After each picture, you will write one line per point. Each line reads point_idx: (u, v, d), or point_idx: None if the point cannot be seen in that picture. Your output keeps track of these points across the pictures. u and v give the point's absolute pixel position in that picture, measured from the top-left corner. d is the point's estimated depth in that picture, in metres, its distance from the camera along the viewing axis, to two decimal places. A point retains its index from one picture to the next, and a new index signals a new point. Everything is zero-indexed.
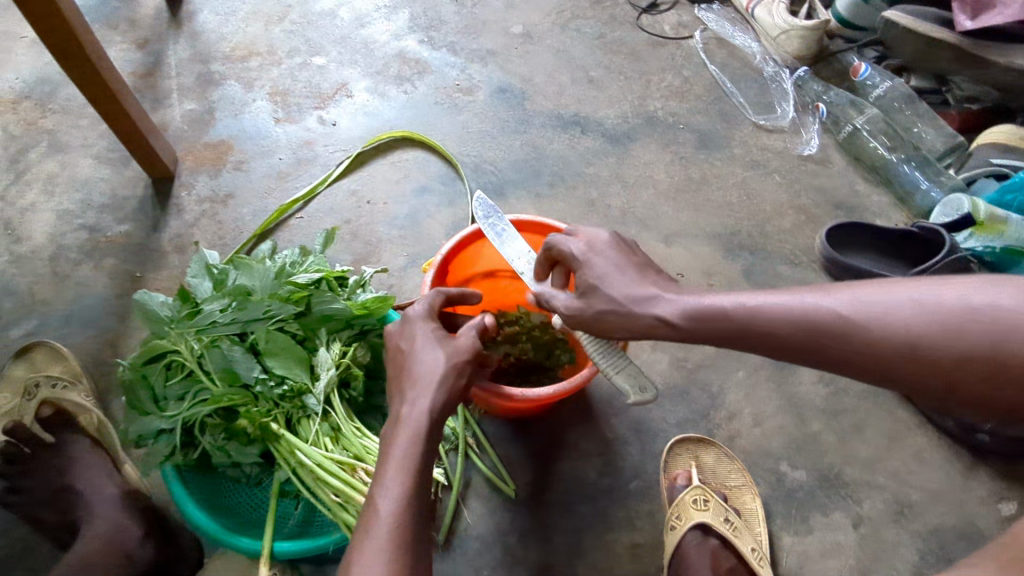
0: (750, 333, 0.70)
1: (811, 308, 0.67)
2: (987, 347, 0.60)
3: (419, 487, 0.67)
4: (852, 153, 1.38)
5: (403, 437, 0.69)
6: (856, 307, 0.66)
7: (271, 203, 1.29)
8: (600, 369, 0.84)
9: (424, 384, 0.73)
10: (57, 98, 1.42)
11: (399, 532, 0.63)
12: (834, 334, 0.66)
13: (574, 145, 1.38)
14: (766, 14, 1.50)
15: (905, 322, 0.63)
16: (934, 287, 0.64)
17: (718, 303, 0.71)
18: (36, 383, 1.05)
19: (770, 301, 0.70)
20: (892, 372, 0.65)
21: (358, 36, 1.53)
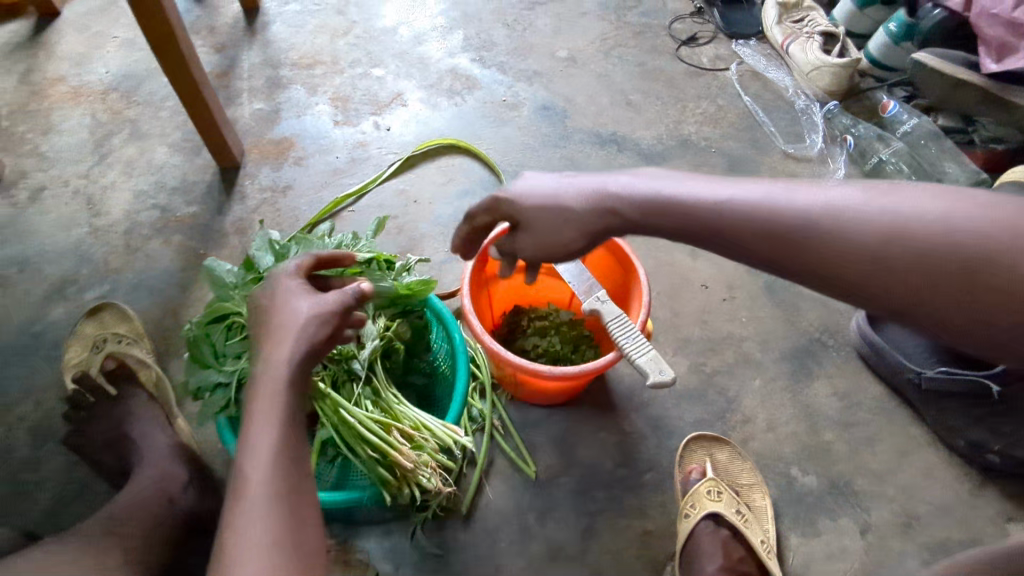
0: (700, 225, 0.62)
1: (779, 202, 0.58)
2: (959, 269, 0.50)
3: (288, 436, 0.65)
4: (877, 185, 1.44)
5: (268, 389, 0.66)
6: (829, 206, 0.56)
7: (325, 196, 1.40)
8: (623, 351, 0.91)
9: (288, 339, 0.69)
10: (141, 92, 1.56)
11: (273, 486, 0.61)
12: (797, 231, 0.57)
13: (610, 161, 1.47)
14: (800, 51, 1.58)
15: (881, 228, 0.53)
16: (928, 195, 0.53)
17: (673, 193, 0.64)
18: (104, 339, 1.15)
19: (735, 191, 0.61)
20: (850, 283, 0.55)
21: (415, 52, 1.65)
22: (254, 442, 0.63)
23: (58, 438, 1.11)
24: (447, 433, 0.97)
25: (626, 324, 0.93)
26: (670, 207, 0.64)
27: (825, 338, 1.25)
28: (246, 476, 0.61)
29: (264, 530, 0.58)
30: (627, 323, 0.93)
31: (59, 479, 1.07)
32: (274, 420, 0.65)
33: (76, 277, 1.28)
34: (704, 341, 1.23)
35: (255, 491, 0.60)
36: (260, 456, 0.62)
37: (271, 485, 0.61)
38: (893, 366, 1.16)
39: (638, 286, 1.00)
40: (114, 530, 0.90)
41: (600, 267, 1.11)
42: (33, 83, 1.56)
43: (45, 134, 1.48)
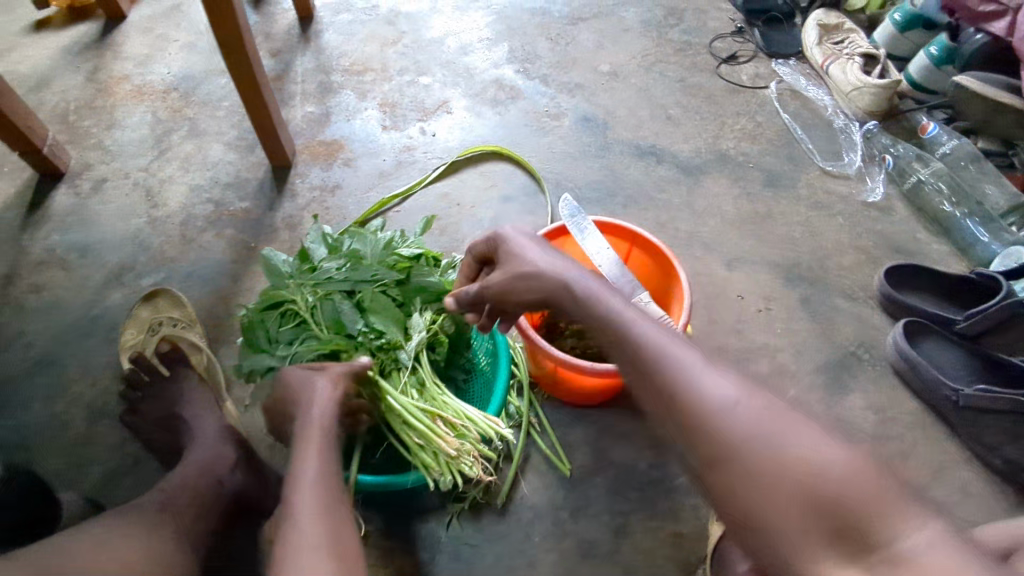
0: (605, 325, 0.70)
1: (669, 340, 0.64)
2: (749, 443, 0.53)
3: (325, 467, 0.73)
4: (915, 204, 1.45)
5: (304, 436, 0.77)
6: (695, 360, 0.61)
7: (372, 196, 1.44)
8: None
9: (312, 402, 0.81)
10: (199, 92, 1.63)
11: (314, 502, 0.68)
12: (667, 359, 0.62)
13: (649, 172, 1.50)
14: (839, 71, 1.61)
15: (714, 388, 0.58)
16: (764, 399, 0.56)
17: (603, 300, 0.71)
18: (159, 323, 1.21)
19: (643, 323, 0.67)
20: (668, 423, 0.60)
21: (461, 62, 1.71)
22: (298, 477, 0.71)
23: (113, 416, 1.15)
24: (489, 425, 1.00)
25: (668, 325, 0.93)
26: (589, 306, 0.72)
27: (861, 352, 1.26)
28: (290, 501, 0.68)
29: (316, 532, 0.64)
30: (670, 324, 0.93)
31: (113, 454, 1.12)
32: (314, 459, 0.74)
33: (134, 264, 1.34)
34: (740, 350, 1.25)
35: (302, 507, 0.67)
36: (304, 483, 0.70)
37: (316, 501, 0.68)
38: (931, 383, 1.16)
39: (680, 290, 1.03)
40: (167, 505, 0.91)
41: (642, 272, 1.14)
42: (99, 81, 1.64)
43: (109, 129, 1.55)
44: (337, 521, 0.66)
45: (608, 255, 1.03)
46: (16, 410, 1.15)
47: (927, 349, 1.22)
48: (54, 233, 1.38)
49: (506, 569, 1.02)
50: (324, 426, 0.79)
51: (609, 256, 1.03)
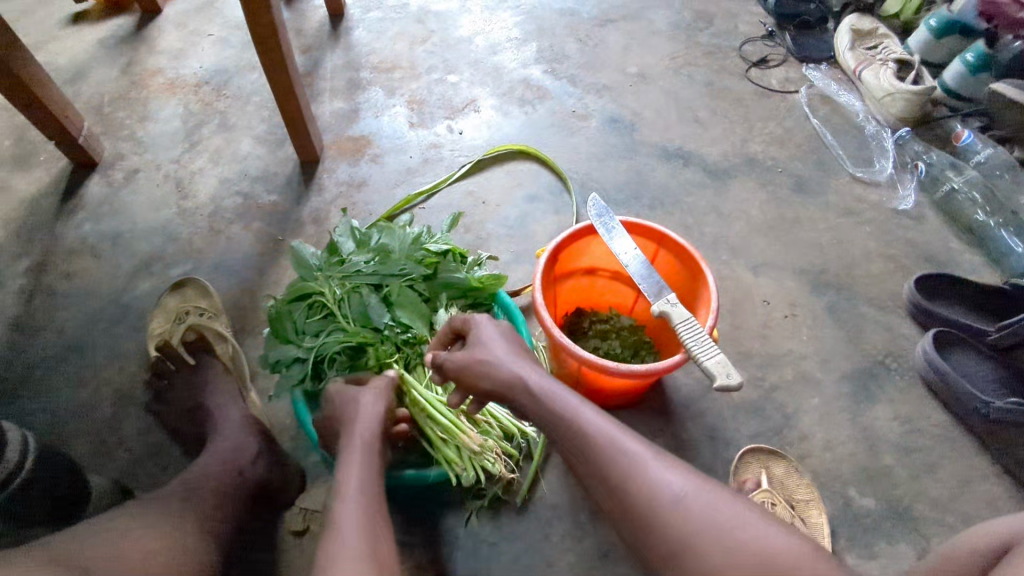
0: (566, 436, 0.73)
1: (620, 443, 0.68)
2: (698, 538, 0.60)
3: (368, 481, 0.78)
4: (947, 213, 1.43)
5: (351, 448, 0.82)
6: (648, 463, 0.66)
7: (398, 193, 1.45)
8: (692, 354, 0.91)
9: (357, 418, 0.86)
10: (230, 86, 1.65)
11: (358, 513, 0.72)
12: (623, 466, 0.66)
13: (676, 175, 1.49)
14: (872, 77, 1.59)
15: (674, 493, 0.63)
16: (705, 485, 0.64)
17: (562, 397, 0.75)
18: (186, 312, 1.22)
19: (597, 421, 0.71)
20: (640, 539, 0.64)
21: (489, 62, 1.71)
22: (344, 488, 0.76)
23: (140, 403, 1.17)
24: (512, 424, 1.06)
25: (695, 327, 0.93)
26: (552, 415, 0.75)
27: (889, 361, 1.24)
28: (336, 508, 0.73)
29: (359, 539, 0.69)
30: (696, 326, 0.93)
31: (139, 440, 1.13)
32: (358, 471, 0.79)
33: (164, 254, 1.36)
34: (764, 356, 1.23)
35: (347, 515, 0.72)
36: (349, 494, 0.75)
37: (360, 512, 0.73)
38: (960, 395, 1.14)
39: (706, 292, 1.02)
40: (189, 497, 0.93)
41: (668, 274, 1.13)
42: (134, 73, 1.67)
43: (142, 121, 1.58)
44: (377, 532, 0.71)
45: (635, 256, 1.04)
46: (46, 394, 1.18)
47: (957, 360, 1.19)
48: (87, 222, 1.41)
49: (524, 567, 1.02)
50: (369, 438, 0.84)
51: (636, 256, 1.04)
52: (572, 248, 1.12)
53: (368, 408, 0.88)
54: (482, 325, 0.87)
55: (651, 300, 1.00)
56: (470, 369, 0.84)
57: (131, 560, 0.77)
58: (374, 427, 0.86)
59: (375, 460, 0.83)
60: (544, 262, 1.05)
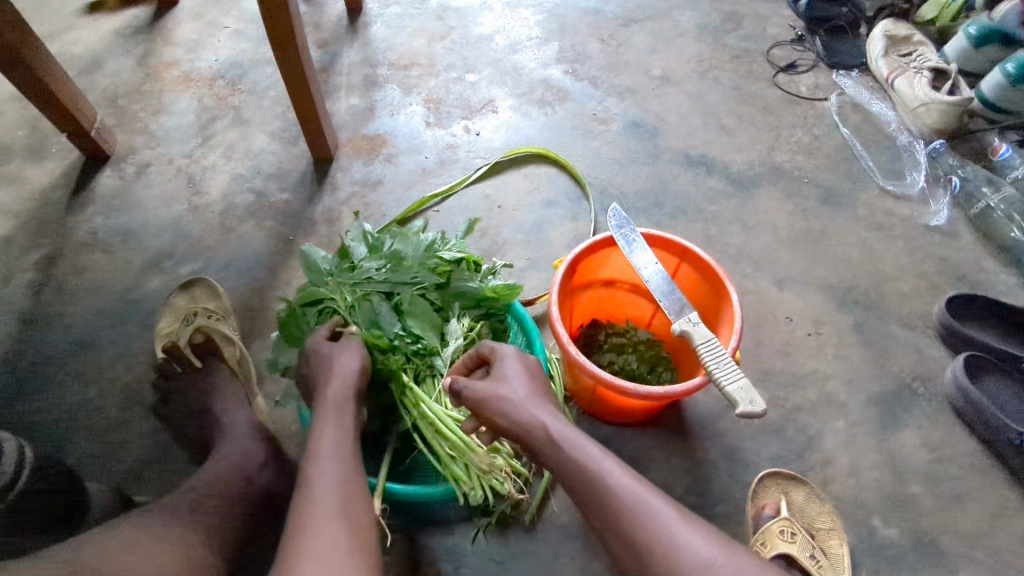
0: (586, 489, 0.73)
1: (646, 505, 0.69)
2: None
3: (345, 447, 0.76)
4: (981, 229, 1.37)
5: (324, 409, 0.80)
6: (675, 530, 0.67)
7: (412, 195, 1.41)
8: (712, 377, 0.87)
9: (330, 380, 0.83)
10: (245, 81, 1.62)
11: (332, 479, 0.71)
12: (651, 530, 0.67)
13: (699, 183, 1.44)
14: (906, 86, 1.53)
15: (701, 560, 0.64)
16: (732, 554, 0.65)
17: (585, 450, 0.75)
18: (194, 313, 1.19)
19: (622, 479, 0.71)
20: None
21: (508, 61, 1.67)
22: (317, 452, 0.74)
23: (145, 404, 1.15)
24: None
25: (716, 348, 0.89)
26: (571, 466, 0.74)
27: (917, 385, 1.19)
28: (307, 475, 0.72)
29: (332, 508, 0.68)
30: (718, 348, 0.89)
31: (143, 442, 1.11)
32: (333, 433, 0.77)
33: (174, 251, 1.34)
34: (786, 375, 1.19)
35: (319, 482, 0.70)
36: (322, 458, 0.73)
37: (336, 481, 0.71)
38: (992, 425, 1.09)
39: (730, 311, 0.98)
40: (196, 504, 0.89)
41: (690, 289, 1.09)
42: (149, 65, 1.65)
43: (155, 114, 1.55)
44: (352, 497, 0.70)
45: (656, 270, 1.00)
46: (51, 392, 1.16)
47: (989, 388, 1.15)
48: (97, 216, 1.39)
49: None
50: (344, 397, 0.82)
51: (657, 270, 1.00)
52: (589, 259, 1.07)
53: (343, 365, 0.85)
54: (507, 362, 0.85)
55: (671, 317, 0.97)
56: (488, 407, 0.82)
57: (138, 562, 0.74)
58: (349, 384, 0.83)
59: (350, 418, 0.81)
60: (564, 274, 1.01)
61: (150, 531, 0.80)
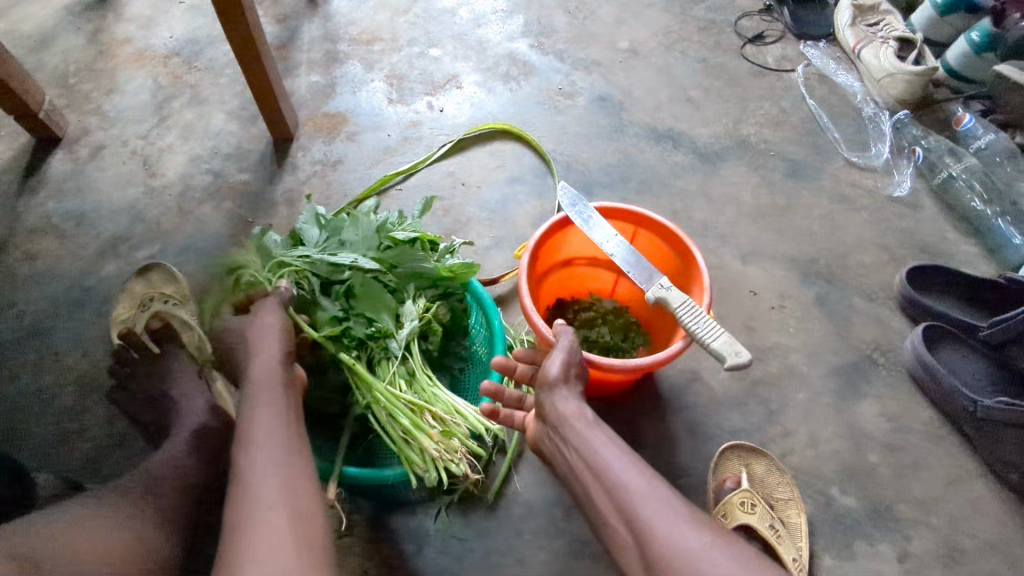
0: (591, 469, 0.74)
1: (642, 487, 0.69)
2: None
3: (278, 424, 0.73)
4: (944, 199, 1.37)
5: (256, 387, 0.77)
6: (665, 512, 0.67)
7: (375, 173, 1.39)
8: (695, 337, 0.87)
9: (260, 358, 0.81)
10: (202, 58, 1.58)
11: (270, 463, 0.68)
12: (644, 511, 0.67)
13: (665, 158, 1.43)
14: (872, 57, 1.52)
15: (692, 546, 0.63)
16: (718, 539, 0.65)
17: (595, 438, 0.76)
18: (151, 299, 1.14)
19: (625, 465, 0.72)
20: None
21: (473, 35, 1.64)
22: (250, 437, 0.72)
23: (102, 391, 1.13)
24: (480, 420, 0.99)
25: (695, 311, 0.88)
26: (583, 446, 0.76)
27: (877, 356, 1.20)
28: (241, 464, 0.69)
29: (272, 496, 0.65)
30: (697, 310, 0.89)
31: (102, 429, 1.10)
32: (265, 415, 0.74)
33: (130, 235, 1.31)
34: (749, 349, 1.19)
35: (256, 468, 0.68)
36: (256, 443, 0.70)
37: (269, 463, 0.68)
38: (950, 393, 1.11)
39: (696, 272, 0.98)
40: (151, 488, 0.87)
41: (651, 253, 1.09)
42: (101, 43, 1.60)
43: (108, 94, 1.51)
44: (294, 481, 0.68)
45: (617, 242, 0.99)
46: (5, 381, 1.14)
47: (948, 357, 1.16)
48: (50, 201, 1.35)
49: (495, 565, 1.00)
50: (272, 375, 0.79)
51: (619, 242, 0.99)
52: (550, 242, 1.06)
53: (268, 341, 0.83)
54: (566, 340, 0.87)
55: (641, 286, 0.96)
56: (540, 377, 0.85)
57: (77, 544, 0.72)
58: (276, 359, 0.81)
59: (284, 393, 0.78)
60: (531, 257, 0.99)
61: (89, 515, 0.77)
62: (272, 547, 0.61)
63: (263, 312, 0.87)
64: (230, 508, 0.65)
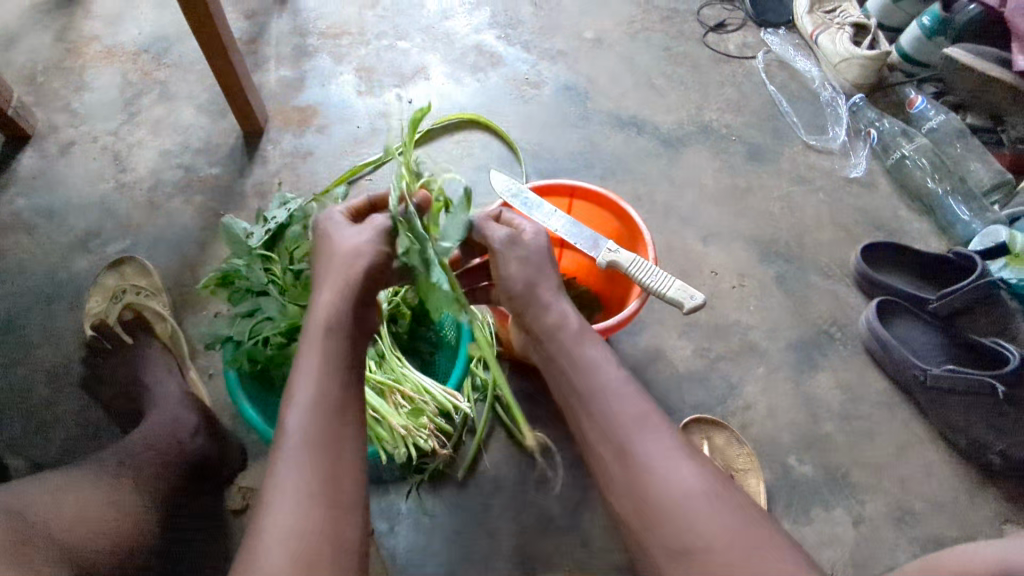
0: (586, 393, 0.70)
1: (641, 421, 0.66)
2: (711, 536, 0.59)
3: (327, 386, 0.66)
4: (898, 180, 1.42)
5: (309, 336, 0.70)
6: (666, 453, 0.64)
7: (345, 164, 1.41)
8: (649, 288, 0.93)
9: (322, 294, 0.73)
10: (170, 54, 1.59)
11: (309, 440, 0.63)
12: (642, 447, 0.65)
13: (629, 144, 1.46)
14: (829, 42, 1.56)
15: (688, 490, 0.62)
16: (718, 481, 0.63)
17: (591, 359, 0.72)
18: (123, 290, 1.17)
19: (625, 396, 0.68)
20: (635, 521, 0.64)
21: (441, 27, 1.66)
22: (297, 396, 0.66)
23: (75, 382, 1.15)
24: (447, 399, 1.03)
25: (646, 267, 0.93)
26: (580, 367, 0.72)
27: (833, 330, 1.24)
28: (285, 428, 0.64)
29: (304, 484, 0.60)
30: (646, 265, 0.93)
31: (76, 419, 1.11)
32: (312, 372, 0.67)
33: (101, 230, 1.32)
34: (710, 327, 1.23)
35: (295, 442, 0.63)
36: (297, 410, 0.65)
37: (307, 440, 0.63)
38: (900, 363, 1.15)
39: (639, 232, 1.04)
40: (129, 458, 0.92)
41: (590, 218, 1.14)
42: (68, 41, 1.60)
43: (77, 91, 1.51)
44: (335, 466, 0.62)
45: (559, 217, 1.00)
46: None
47: (899, 330, 1.21)
48: (20, 197, 1.36)
49: (466, 540, 1.03)
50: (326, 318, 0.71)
51: (561, 217, 1.01)
52: None
53: (346, 280, 0.74)
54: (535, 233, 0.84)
55: (589, 253, 0.98)
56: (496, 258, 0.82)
57: (68, 509, 0.80)
58: (347, 301, 0.72)
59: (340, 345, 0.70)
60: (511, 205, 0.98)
61: (79, 483, 0.85)
62: (293, 547, 0.57)
63: (347, 236, 0.79)
64: (268, 479, 0.62)
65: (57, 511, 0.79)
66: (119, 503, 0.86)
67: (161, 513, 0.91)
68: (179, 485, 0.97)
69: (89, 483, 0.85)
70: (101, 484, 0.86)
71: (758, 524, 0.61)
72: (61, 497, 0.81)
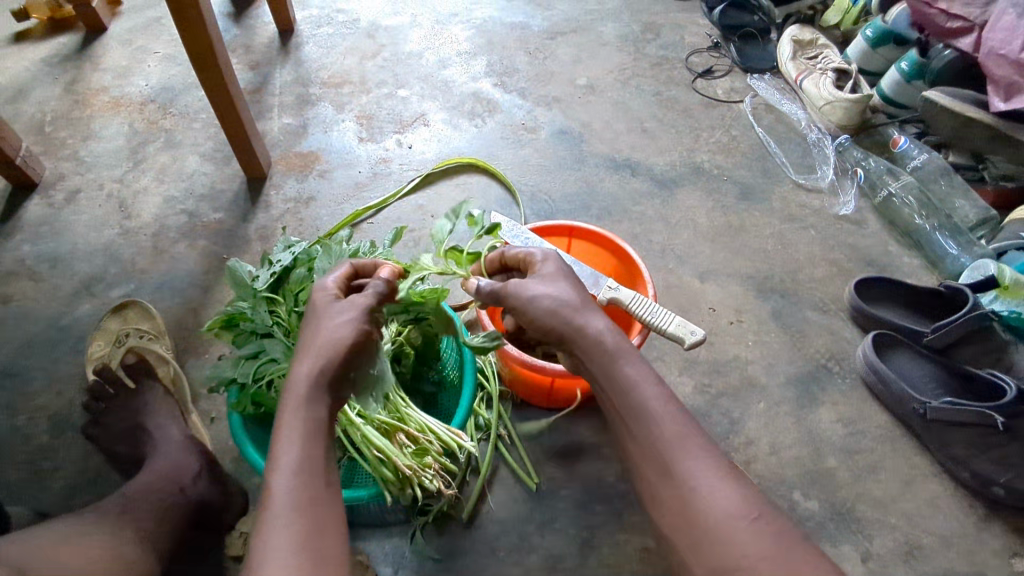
0: (628, 412, 0.69)
1: (678, 441, 0.66)
2: (751, 558, 0.58)
3: (311, 451, 0.67)
4: (885, 216, 1.46)
5: (290, 404, 0.69)
6: (702, 477, 0.63)
7: (346, 208, 1.44)
8: (651, 325, 0.93)
9: (302, 358, 0.73)
10: (176, 104, 1.63)
11: (296, 501, 0.63)
12: (680, 470, 0.64)
13: (624, 185, 1.50)
14: (813, 86, 1.63)
15: (726, 513, 0.60)
16: (759, 503, 0.62)
17: (627, 375, 0.70)
18: (127, 334, 1.19)
19: (663, 416, 0.67)
20: (678, 539, 0.63)
21: (439, 75, 1.72)
22: (282, 461, 0.66)
23: (76, 428, 1.14)
24: (451, 437, 1.03)
25: (646, 304, 0.94)
26: (619, 386, 0.70)
27: (831, 364, 1.26)
28: (272, 491, 0.63)
29: (293, 543, 0.60)
30: (646, 301, 0.94)
31: (75, 466, 1.10)
32: (298, 438, 0.67)
33: (105, 275, 1.34)
34: (710, 363, 1.25)
35: (283, 504, 0.62)
36: (285, 473, 0.65)
37: (293, 503, 0.63)
38: (899, 396, 1.16)
39: (639, 269, 1.07)
40: (129, 506, 0.92)
41: (590, 255, 1.17)
42: (77, 92, 1.64)
43: (84, 140, 1.55)
44: (321, 526, 0.62)
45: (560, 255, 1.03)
46: None
47: (897, 363, 1.22)
48: (25, 244, 1.38)
49: None
50: (310, 387, 0.71)
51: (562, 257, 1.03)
52: None
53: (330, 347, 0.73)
54: (549, 258, 0.81)
55: (590, 290, 1.00)
56: (517, 293, 0.77)
57: (67, 556, 0.79)
58: (328, 366, 0.72)
59: (323, 414, 0.71)
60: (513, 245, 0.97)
61: (81, 531, 0.85)
62: None
63: (327, 308, 0.77)
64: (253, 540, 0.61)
65: (61, 560, 0.78)
66: (120, 551, 0.85)
67: (159, 561, 0.90)
68: (179, 534, 0.96)
69: (88, 531, 0.85)
70: (104, 532, 0.86)
71: (804, 552, 0.58)
72: (62, 545, 0.81)
